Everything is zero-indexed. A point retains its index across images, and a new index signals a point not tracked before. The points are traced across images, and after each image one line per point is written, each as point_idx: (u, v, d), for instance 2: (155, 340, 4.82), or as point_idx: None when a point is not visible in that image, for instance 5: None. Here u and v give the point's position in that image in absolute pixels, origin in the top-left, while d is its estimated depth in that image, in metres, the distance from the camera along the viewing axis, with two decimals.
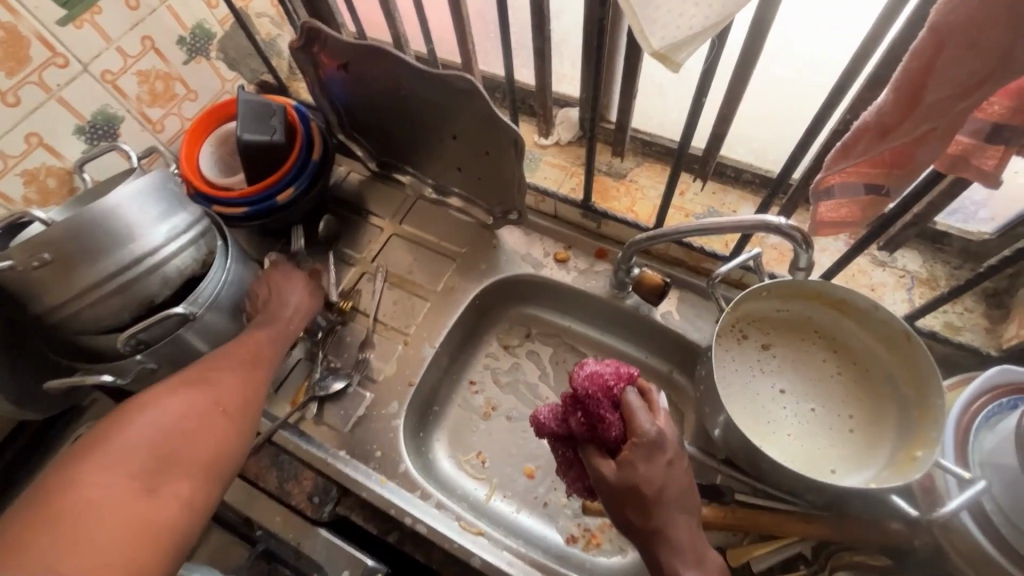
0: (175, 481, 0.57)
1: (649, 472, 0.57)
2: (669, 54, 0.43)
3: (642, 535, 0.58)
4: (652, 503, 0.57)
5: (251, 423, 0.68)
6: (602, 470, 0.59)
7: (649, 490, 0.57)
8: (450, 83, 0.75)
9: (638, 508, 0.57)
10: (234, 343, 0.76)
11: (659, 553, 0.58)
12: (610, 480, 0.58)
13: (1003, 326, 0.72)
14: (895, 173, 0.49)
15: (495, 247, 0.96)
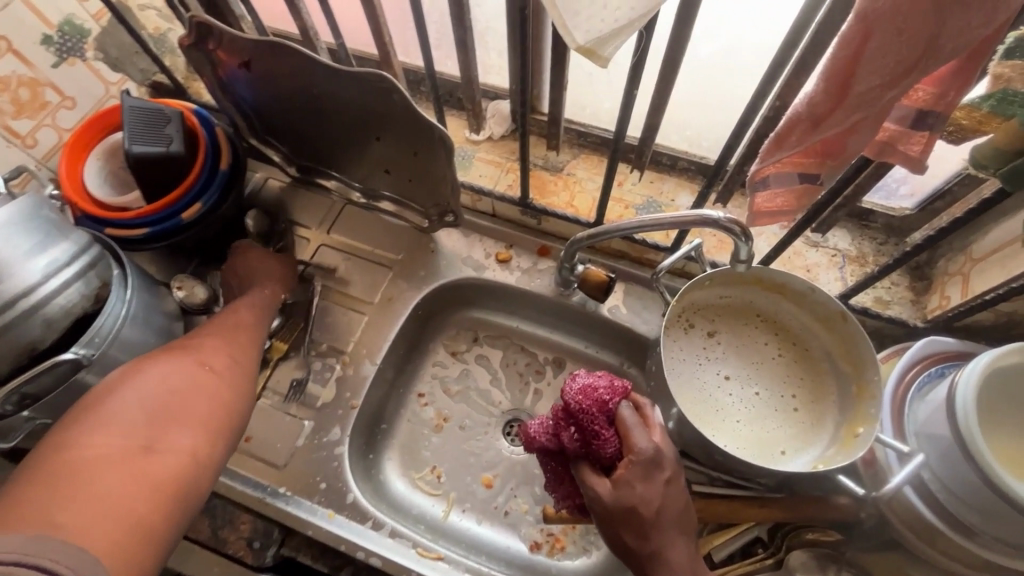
0: (177, 434, 0.57)
1: (645, 491, 0.55)
2: (595, 48, 0.39)
3: (638, 557, 0.56)
4: (650, 524, 0.55)
5: (243, 381, 0.69)
6: (598, 489, 0.57)
7: (646, 509, 0.55)
8: (367, 80, 0.69)
9: (635, 529, 0.55)
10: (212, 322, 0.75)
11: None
12: (605, 500, 0.56)
13: (927, 297, 0.75)
14: (829, 162, 0.49)
15: (433, 251, 0.91)
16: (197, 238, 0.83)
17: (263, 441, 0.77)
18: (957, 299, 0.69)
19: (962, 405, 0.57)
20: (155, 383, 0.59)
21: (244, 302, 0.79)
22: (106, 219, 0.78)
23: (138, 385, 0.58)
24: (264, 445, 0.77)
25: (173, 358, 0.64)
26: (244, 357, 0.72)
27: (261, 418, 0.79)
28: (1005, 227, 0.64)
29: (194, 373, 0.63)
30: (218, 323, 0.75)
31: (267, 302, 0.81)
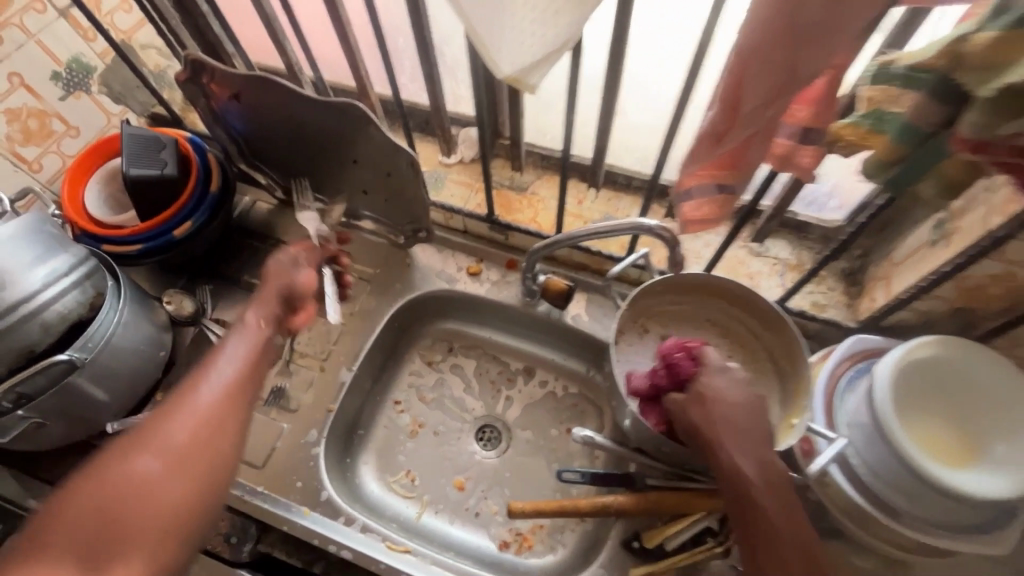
0: (121, 565, 0.46)
1: (727, 417, 0.63)
2: (521, 78, 0.47)
3: (740, 508, 0.59)
4: (742, 461, 0.61)
5: (212, 474, 0.54)
6: (718, 389, 0.65)
7: (722, 435, 0.62)
8: (344, 109, 0.77)
9: (729, 465, 0.61)
10: (200, 364, 0.61)
11: (764, 542, 0.57)
12: (726, 401, 0.65)
13: (859, 300, 0.82)
14: (736, 173, 0.56)
15: (409, 266, 0.98)
16: (188, 254, 0.90)
17: (243, 442, 0.82)
18: (882, 299, 0.76)
19: (883, 394, 0.63)
20: (95, 484, 0.49)
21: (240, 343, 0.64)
22: (104, 236, 0.85)
23: (83, 483, 0.49)
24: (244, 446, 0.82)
25: (131, 454, 0.51)
26: (214, 442, 0.55)
27: None
28: (917, 232, 0.71)
29: (139, 476, 0.50)
30: (186, 390, 0.58)
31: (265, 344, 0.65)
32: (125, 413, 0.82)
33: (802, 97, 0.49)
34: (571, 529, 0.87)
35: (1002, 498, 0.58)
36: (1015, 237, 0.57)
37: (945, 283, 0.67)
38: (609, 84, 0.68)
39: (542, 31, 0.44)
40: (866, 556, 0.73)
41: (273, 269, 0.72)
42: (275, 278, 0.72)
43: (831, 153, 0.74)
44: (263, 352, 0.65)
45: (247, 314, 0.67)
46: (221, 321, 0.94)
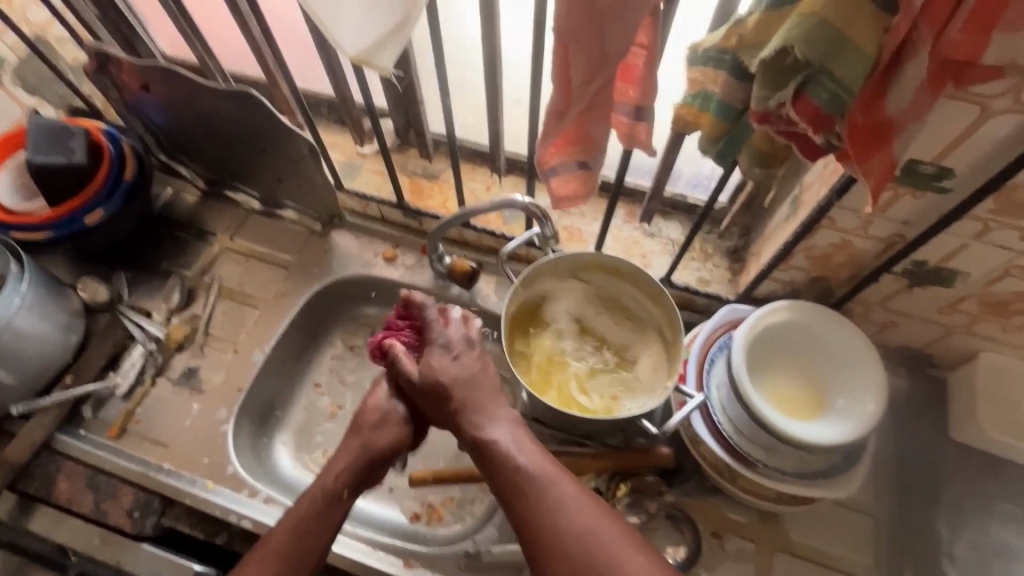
0: None
1: (468, 402, 0.64)
2: (367, 58, 0.51)
3: (509, 493, 0.59)
4: (508, 446, 0.61)
5: None
6: (440, 369, 0.66)
7: (464, 408, 0.64)
8: (247, 98, 0.81)
9: (494, 452, 0.61)
10: (318, 485, 0.67)
11: (545, 515, 0.56)
12: (442, 376, 0.66)
13: (740, 275, 0.87)
14: (586, 148, 0.61)
15: (327, 252, 1.00)
16: (100, 242, 0.92)
17: (151, 422, 0.84)
18: (753, 271, 0.82)
19: (735, 353, 0.68)
20: None
21: (304, 503, 0.66)
22: (12, 223, 0.86)
23: None
24: (153, 425, 0.84)
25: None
26: None
27: (153, 402, 0.86)
28: (779, 208, 0.77)
29: None
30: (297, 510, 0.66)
31: (326, 512, 0.65)
32: (33, 395, 0.83)
33: (627, 76, 0.54)
34: (480, 500, 0.90)
35: (836, 445, 0.64)
36: (839, 206, 0.63)
37: (797, 254, 0.73)
38: (489, 71, 0.72)
39: (376, 13, 0.48)
40: (742, 509, 0.78)
41: (366, 419, 0.72)
42: (362, 434, 0.71)
43: (685, 135, 0.79)
44: (334, 500, 0.66)
45: (337, 460, 0.69)
46: (138, 308, 0.94)
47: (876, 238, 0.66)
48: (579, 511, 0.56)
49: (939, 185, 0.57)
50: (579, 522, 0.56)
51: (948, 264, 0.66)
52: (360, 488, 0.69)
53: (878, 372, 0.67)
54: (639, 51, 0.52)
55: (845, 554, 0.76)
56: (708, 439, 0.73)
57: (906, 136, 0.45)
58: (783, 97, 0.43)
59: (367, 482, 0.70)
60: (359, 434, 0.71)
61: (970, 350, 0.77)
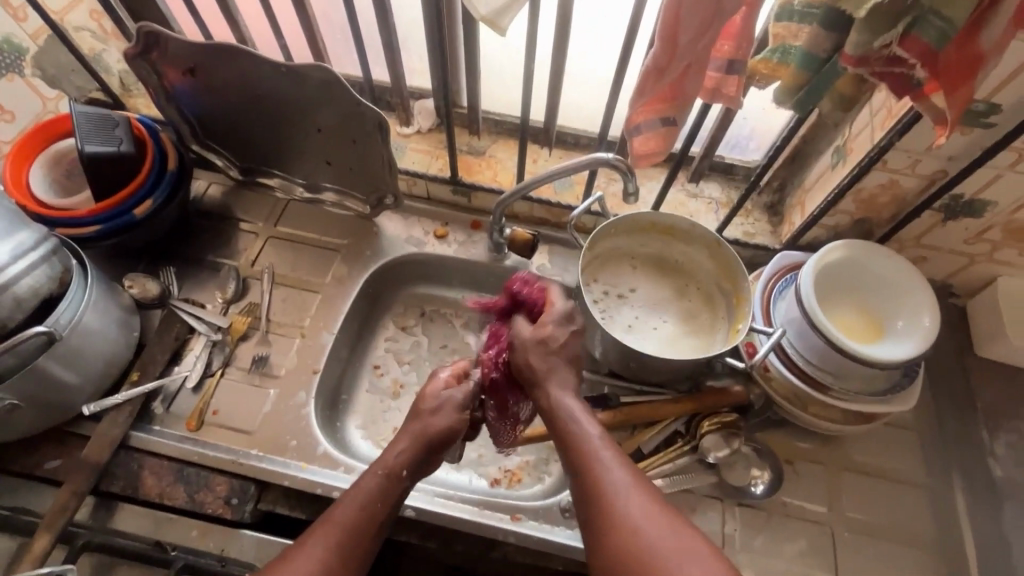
0: None
1: (552, 371, 0.72)
2: (494, 18, 0.53)
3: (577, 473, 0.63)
4: (583, 433, 0.66)
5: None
6: (550, 335, 0.73)
7: (541, 380, 0.72)
8: (312, 78, 0.81)
9: (570, 437, 0.66)
10: (383, 459, 0.68)
11: (604, 500, 0.60)
12: (553, 338, 0.73)
13: (781, 227, 0.95)
14: (676, 103, 0.65)
15: (377, 234, 1.01)
16: (147, 235, 0.88)
17: (230, 412, 0.82)
18: (799, 220, 0.89)
19: (806, 289, 0.75)
20: None
21: (366, 478, 0.66)
22: (57, 218, 0.82)
23: None
24: (231, 415, 0.82)
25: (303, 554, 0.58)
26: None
27: (227, 393, 0.84)
28: (821, 161, 0.85)
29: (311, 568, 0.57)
30: (366, 482, 0.65)
31: (387, 490, 0.65)
32: (99, 395, 0.80)
33: (726, 33, 0.59)
34: (555, 460, 0.93)
35: (905, 361, 0.71)
36: (895, 147, 0.71)
37: (846, 197, 0.80)
38: (560, 40, 0.75)
39: None
40: (807, 437, 0.85)
41: (425, 404, 0.73)
42: (422, 418, 0.72)
43: (749, 91, 0.84)
44: (396, 483, 0.67)
45: (398, 443, 0.70)
46: (190, 300, 0.91)
47: (921, 176, 0.74)
48: (632, 501, 0.59)
49: (986, 121, 0.65)
50: (635, 510, 0.58)
51: (981, 196, 0.75)
52: (417, 471, 0.70)
53: (931, 295, 0.74)
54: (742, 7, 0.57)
55: (900, 466, 0.84)
56: (783, 371, 0.80)
57: (987, 70, 0.52)
58: (891, 37, 0.50)
59: (424, 465, 0.70)
60: (418, 419, 0.73)
61: (988, 277, 0.88)
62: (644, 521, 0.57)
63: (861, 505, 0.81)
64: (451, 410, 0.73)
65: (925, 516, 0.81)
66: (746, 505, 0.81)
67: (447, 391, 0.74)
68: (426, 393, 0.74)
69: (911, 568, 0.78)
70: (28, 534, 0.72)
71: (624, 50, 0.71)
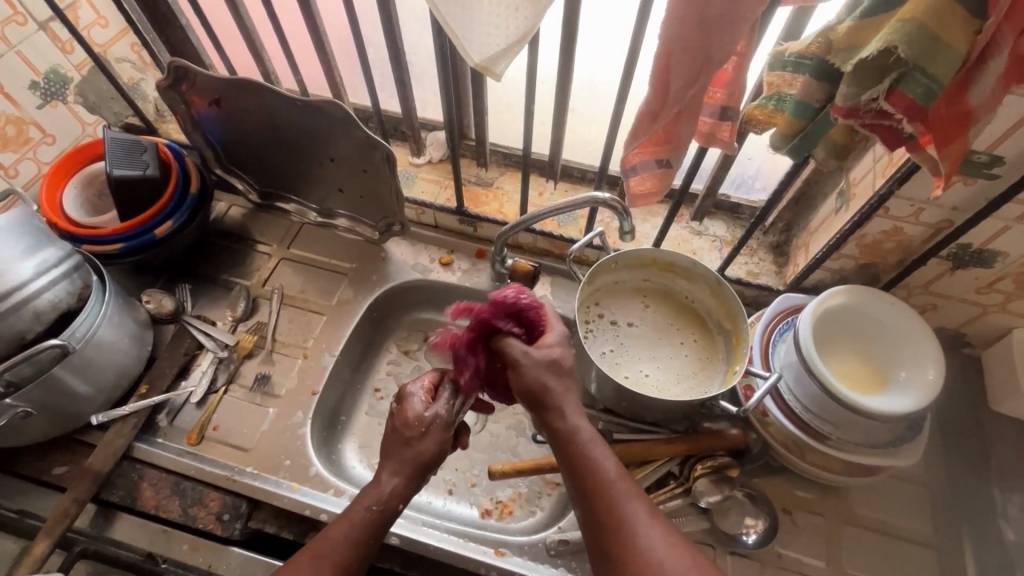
0: None
1: (569, 392, 0.65)
2: (488, 65, 0.55)
3: (586, 496, 0.59)
4: (600, 462, 0.60)
5: None
6: (559, 356, 0.66)
7: (560, 402, 0.63)
8: (328, 113, 0.85)
9: (587, 466, 0.60)
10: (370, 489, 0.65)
11: (629, 539, 0.56)
12: (561, 362, 0.66)
13: (786, 267, 0.93)
14: (669, 147, 0.66)
15: (384, 258, 1.03)
16: (167, 254, 0.93)
17: (230, 428, 0.85)
18: (802, 261, 0.88)
19: (804, 334, 0.74)
20: None
21: (355, 512, 0.63)
22: (83, 236, 0.87)
23: None
24: (231, 432, 0.85)
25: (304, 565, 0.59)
26: None
27: (229, 409, 0.87)
28: (826, 203, 0.84)
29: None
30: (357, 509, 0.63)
31: (378, 525, 0.63)
32: (109, 406, 0.84)
33: (717, 81, 0.61)
34: (548, 493, 0.91)
35: (905, 415, 0.69)
36: (896, 195, 0.70)
37: (849, 242, 0.79)
38: (563, 81, 0.78)
39: (506, 23, 0.53)
40: (806, 486, 0.83)
41: (409, 430, 0.66)
42: (408, 445, 0.66)
43: (750, 134, 0.85)
44: (390, 514, 0.64)
45: (387, 475, 0.65)
46: (201, 317, 0.95)
47: (925, 224, 0.73)
48: (656, 539, 0.56)
49: (989, 172, 0.65)
50: (662, 549, 0.55)
51: (990, 246, 0.73)
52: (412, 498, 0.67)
53: (935, 348, 0.72)
54: (733, 57, 0.58)
55: (904, 522, 0.81)
56: (779, 417, 0.78)
57: (980, 125, 0.52)
58: (877, 91, 0.50)
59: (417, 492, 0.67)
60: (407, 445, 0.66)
61: (1003, 328, 0.84)
62: (670, 562, 0.54)
63: (862, 563, 0.78)
64: (438, 432, 0.67)
65: None
66: (738, 553, 0.78)
67: (430, 411, 0.67)
68: (403, 416, 0.67)
69: None
70: (30, 538, 0.75)
71: (621, 92, 0.73)
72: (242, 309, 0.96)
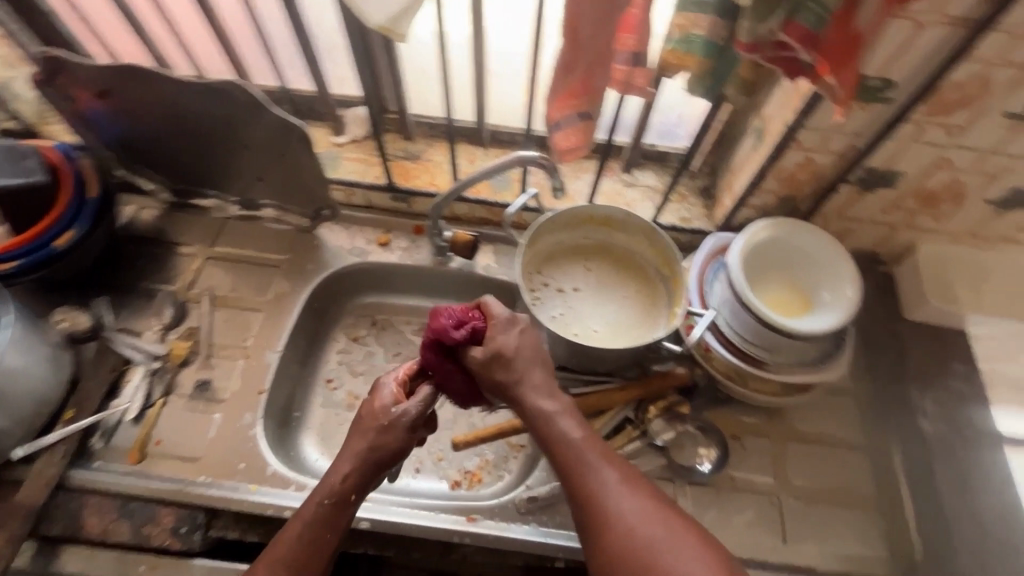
0: None
1: (526, 375, 0.65)
2: (391, 26, 0.52)
3: (564, 468, 0.61)
4: (568, 434, 0.62)
5: None
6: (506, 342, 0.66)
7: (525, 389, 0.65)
8: (231, 95, 0.80)
9: (558, 440, 0.62)
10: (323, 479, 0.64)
11: (603, 510, 0.57)
12: (513, 349, 0.66)
13: (715, 209, 0.97)
14: (589, 99, 0.66)
15: (318, 246, 0.99)
16: (74, 266, 0.85)
17: (174, 440, 0.81)
18: (728, 201, 0.91)
19: (735, 269, 0.77)
20: None
21: (308, 508, 0.63)
22: None
23: None
24: (176, 444, 0.81)
25: None
26: None
27: (170, 421, 0.83)
28: (745, 142, 0.87)
29: None
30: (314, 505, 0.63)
31: (335, 518, 0.62)
32: (33, 437, 0.78)
33: (626, 26, 0.61)
34: (514, 456, 0.92)
35: (830, 331, 0.74)
36: (805, 126, 0.73)
37: (769, 177, 0.83)
38: (476, 41, 0.76)
39: None
40: (752, 412, 0.88)
41: (372, 421, 0.66)
42: (369, 434, 0.65)
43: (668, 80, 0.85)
44: (344, 507, 0.63)
45: (342, 462, 0.64)
46: (125, 331, 0.89)
47: (834, 152, 0.77)
48: (630, 505, 0.57)
49: (884, 96, 0.69)
50: (635, 514, 0.56)
51: (892, 166, 0.78)
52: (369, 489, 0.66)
53: (850, 266, 0.78)
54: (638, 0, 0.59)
55: (839, 430, 0.88)
56: (721, 350, 0.82)
57: (869, 48, 0.54)
58: (773, 23, 0.52)
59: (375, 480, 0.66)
60: (364, 434, 0.65)
61: (910, 243, 0.91)
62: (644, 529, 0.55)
63: (805, 472, 0.85)
64: (404, 427, 0.66)
65: (865, 478, 0.85)
66: (696, 483, 0.83)
67: (396, 408, 0.66)
68: (371, 410, 0.67)
69: (857, 530, 0.81)
70: None
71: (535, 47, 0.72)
72: (170, 314, 0.91)
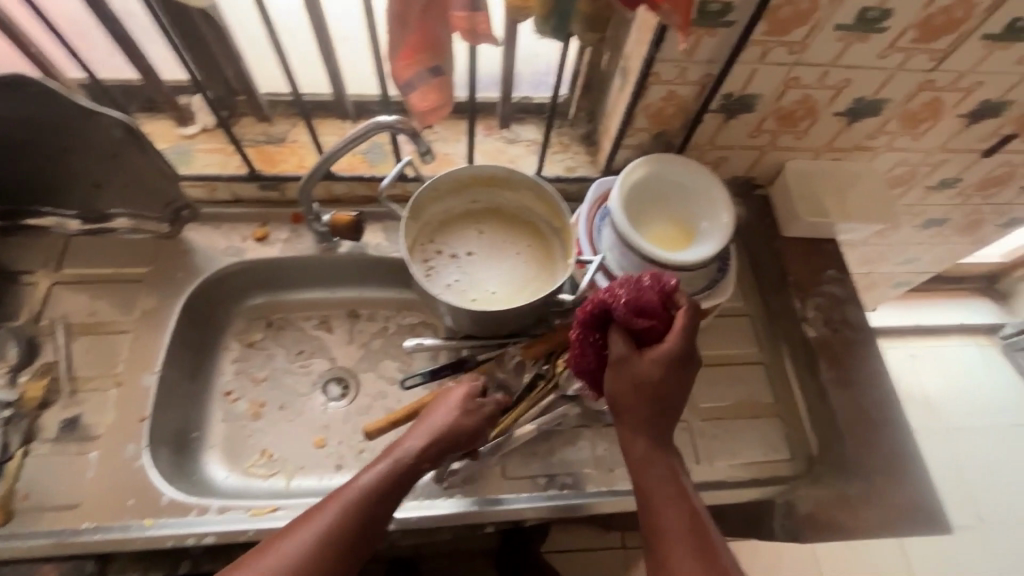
0: None
1: (629, 412, 0.63)
2: None
3: (643, 489, 0.61)
4: (657, 466, 0.62)
5: None
6: (646, 368, 0.62)
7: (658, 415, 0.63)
8: (35, 91, 0.70)
9: (646, 463, 0.62)
10: (382, 462, 0.65)
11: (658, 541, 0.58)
12: (634, 377, 0.63)
13: (598, 155, 0.97)
14: (431, 51, 0.62)
15: (186, 251, 0.90)
16: None
17: (44, 491, 0.73)
18: (608, 145, 0.91)
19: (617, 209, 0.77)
20: None
21: (350, 491, 0.62)
22: None
23: None
24: (48, 494, 0.73)
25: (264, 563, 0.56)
26: None
27: (36, 471, 0.74)
28: (612, 82, 0.86)
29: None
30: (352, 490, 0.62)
31: (373, 507, 0.62)
32: None
33: None
34: None
35: (710, 259, 0.77)
36: (660, 59, 0.74)
37: (638, 116, 0.83)
38: None
39: None
40: None
41: (464, 404, 0.72)
42: (456, 415, 0.70)
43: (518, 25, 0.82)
44: (386, 498, 0.63)
45: (414, 442, 0.67)
46: None
47: (693, 82, 0.78)
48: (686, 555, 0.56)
49: (725, 19, 0.70)
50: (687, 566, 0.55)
51: (748, 91, 0.80)
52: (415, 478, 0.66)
53: (723, 194, 0.80)
54: None
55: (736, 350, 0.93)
56: None
57: None
58: None
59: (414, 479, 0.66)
60: (462, 411, 0.71)
61: (780, 163, 0.96)
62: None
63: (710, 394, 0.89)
64: (483, 415, 0.72)
65: (763, 388, 0.91)
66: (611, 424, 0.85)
67: (485, 401, 0.73)
68: (448, 395, 0.73)
69: (759, 437, 0.87)
70: None
71: None
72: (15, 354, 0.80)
